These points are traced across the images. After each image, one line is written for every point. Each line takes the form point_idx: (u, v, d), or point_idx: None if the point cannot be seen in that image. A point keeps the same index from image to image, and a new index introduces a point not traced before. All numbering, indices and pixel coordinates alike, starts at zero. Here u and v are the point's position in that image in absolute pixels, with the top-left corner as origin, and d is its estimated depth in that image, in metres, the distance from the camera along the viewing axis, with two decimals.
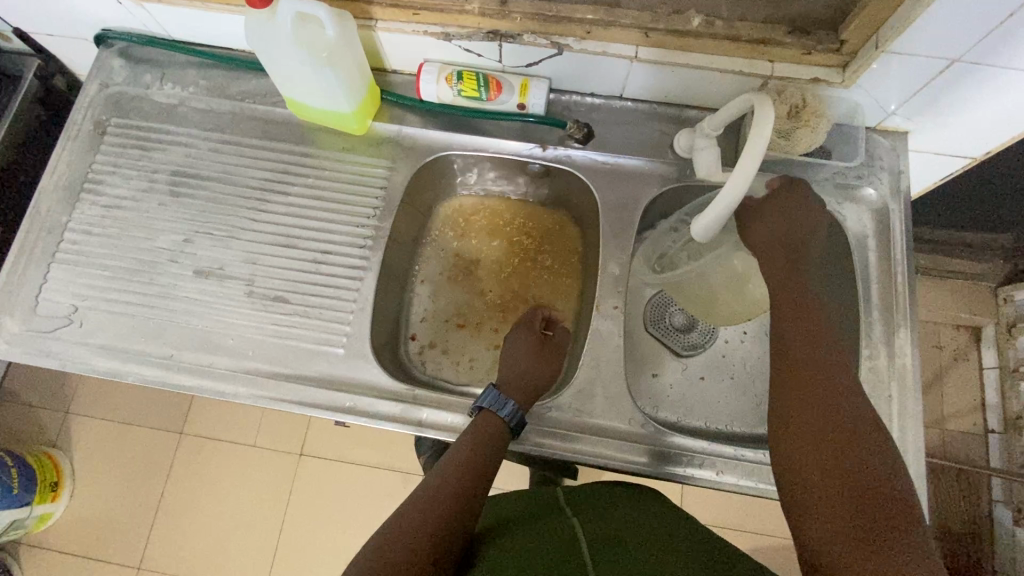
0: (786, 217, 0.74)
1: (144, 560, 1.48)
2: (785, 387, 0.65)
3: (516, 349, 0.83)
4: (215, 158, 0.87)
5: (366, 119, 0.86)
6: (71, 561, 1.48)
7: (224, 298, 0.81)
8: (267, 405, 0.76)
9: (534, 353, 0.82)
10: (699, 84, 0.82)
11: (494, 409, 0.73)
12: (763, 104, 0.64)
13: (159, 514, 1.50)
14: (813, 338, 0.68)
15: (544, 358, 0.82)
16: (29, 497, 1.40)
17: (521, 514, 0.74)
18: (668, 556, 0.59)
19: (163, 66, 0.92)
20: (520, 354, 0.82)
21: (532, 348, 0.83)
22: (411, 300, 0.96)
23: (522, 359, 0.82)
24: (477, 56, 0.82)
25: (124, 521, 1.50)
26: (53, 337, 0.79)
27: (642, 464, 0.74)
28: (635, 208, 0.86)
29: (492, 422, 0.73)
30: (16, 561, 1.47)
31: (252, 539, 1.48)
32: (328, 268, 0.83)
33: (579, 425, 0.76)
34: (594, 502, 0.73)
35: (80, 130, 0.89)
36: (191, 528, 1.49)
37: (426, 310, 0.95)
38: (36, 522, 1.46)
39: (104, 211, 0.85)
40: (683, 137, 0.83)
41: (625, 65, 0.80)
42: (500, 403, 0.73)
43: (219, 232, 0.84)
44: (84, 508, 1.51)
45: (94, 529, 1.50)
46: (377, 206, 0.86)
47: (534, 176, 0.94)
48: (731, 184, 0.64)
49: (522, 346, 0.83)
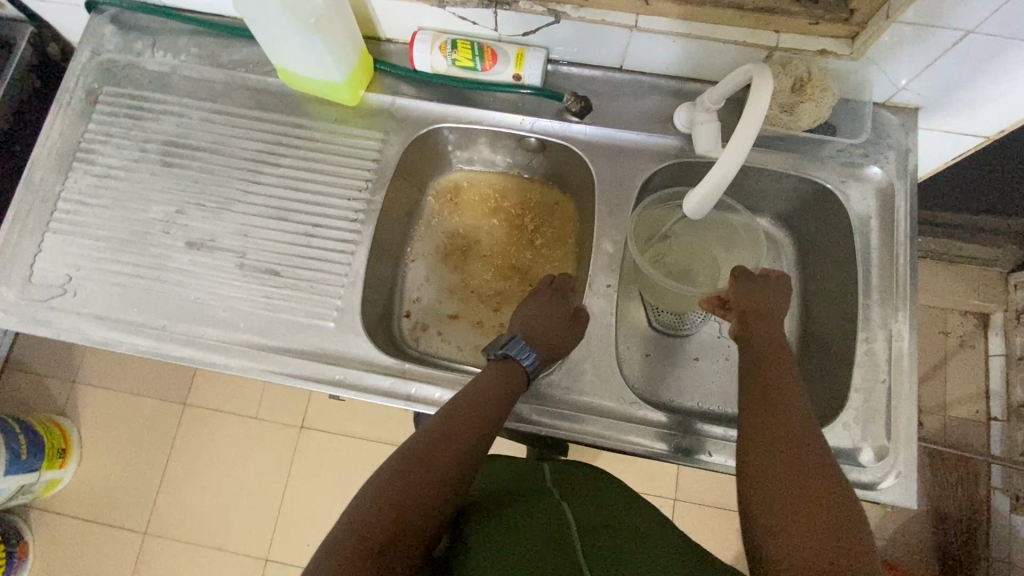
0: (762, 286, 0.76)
1: (149, 526, 1.52)
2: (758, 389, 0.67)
3: (544, 304, 0.79)
4: (207, 128, 0.86)
5: (359, 90, 0.84)
6: (79, 524, 1.52)
7: (217, 269, 0.81)
8: (258, 376, 0.77)
9: (560, 319, 0.77)
10: (701, 56, 0.79)
11: (518, 357, 0.73)
12: (762, 75, 0.62)
13: (164, 481, 1.54)
14: (782, 363, 0.68)
15: (565, 331, 0.76)
16: (37, 463, 1.43)
17: (502, 486, 0.73)
18: (646, 550, 0.59)
19: (155, 33, 0.90)
20: (547, 311, 0.78)
21: (558, 314, 0.77)
22: (406, 276, 0.95)
23: (549, 319, 0.77)
24: (472, 24, 0.80)
25: (130, 489, 1.53)
26: (48, 306, 0.80)
27: (629, 444, 0.74)
28: (631, 184, 0.84)
29: (513, 367, 0.72)
30: (26, 524, 1.52)
31: (254, 508, 1.52)
32: (320, 241, 0.82)
33: (569, 402, 0.76)
34: (578, 485, 0.72)
35: (72, 98, 0.88)
36: (195, 497, 1.53)
37: (421, 286, 0.95)
38: (45, 487, 1.50)
39: (97, 181, 0.85)
40: (682, 113, 0.80)
41: (625, 35, 0.77)
42: (524, 353, 0.73)
43: (210, 204, 0.84)
44: (92, 474, 1.55)
45: (101, 495, 1.54)
46: (369, 179, 0.85)
47: (530, 150, 0.92)
48: (727, 154, 0.62)
49: (548, 306, 0.78)
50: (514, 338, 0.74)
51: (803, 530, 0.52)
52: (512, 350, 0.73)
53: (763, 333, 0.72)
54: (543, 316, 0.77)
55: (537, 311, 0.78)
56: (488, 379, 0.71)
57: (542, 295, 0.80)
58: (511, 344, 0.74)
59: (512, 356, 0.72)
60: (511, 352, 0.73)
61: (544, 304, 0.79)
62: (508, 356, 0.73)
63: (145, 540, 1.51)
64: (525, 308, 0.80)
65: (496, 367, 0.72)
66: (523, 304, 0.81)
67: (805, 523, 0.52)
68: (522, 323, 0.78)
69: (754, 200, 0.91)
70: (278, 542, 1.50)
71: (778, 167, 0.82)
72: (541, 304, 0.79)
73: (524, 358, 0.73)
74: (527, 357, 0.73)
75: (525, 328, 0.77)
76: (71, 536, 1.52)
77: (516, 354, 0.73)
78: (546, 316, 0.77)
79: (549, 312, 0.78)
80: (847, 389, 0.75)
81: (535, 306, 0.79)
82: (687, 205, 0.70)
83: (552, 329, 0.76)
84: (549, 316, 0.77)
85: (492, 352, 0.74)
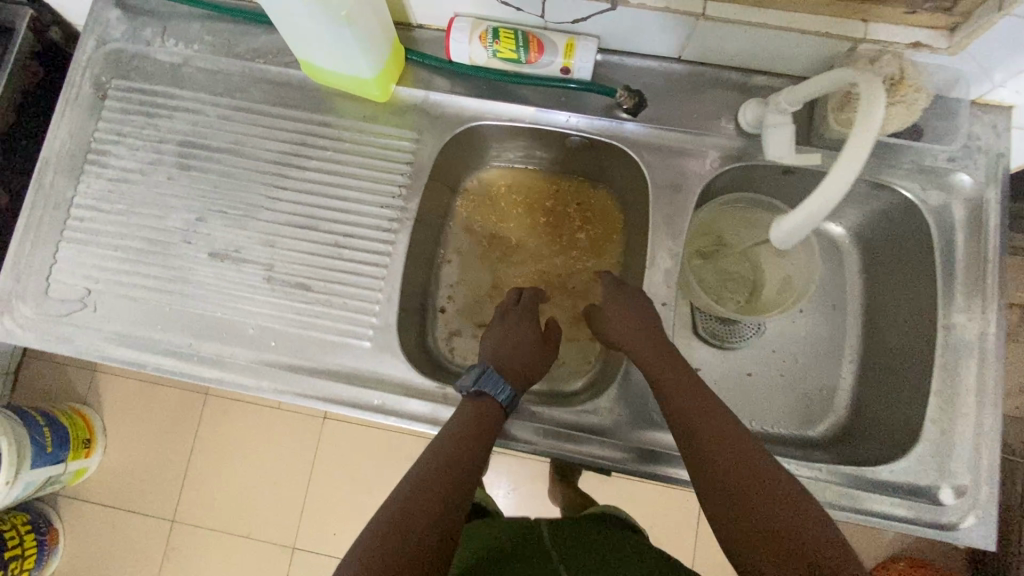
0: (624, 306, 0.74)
1: (177, 513, 1.52)
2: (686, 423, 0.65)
3: (516, 328, 0.79)
4: (226, 127, 0.79)
5: (389, 84, 0.76)
6: (108, 512, 1.53)
7: (243, 283, 0.76)
8: (292, 400, 0.73)
9: (535, 343, 0.78)
10: (773, 47, 0.70)
11: (491, 393, 0.70)
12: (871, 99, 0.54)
13: (189, 471, 1.54)
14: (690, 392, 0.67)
15: (542, 355, 0.78)
16: (63, 454, 1.43)
17: (507, 549, 0.72)
18: None
19: (165, 18, 0.82)
20: (520, 335, 0.78)
21: (533, 338, 0.78)
22: (441, 274, 0.90)
23: (522, 343, 0.77)
24: (517, 10, 0.71)
25: (155, 479, 1.54)
26: (67, 322, 0.76)
27: (627, 463, 0.72)
28: (689, 191, 0.76)
29: (486, 404, 0.69)
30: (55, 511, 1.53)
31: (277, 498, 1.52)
32: (350, 253, 0.77)
33: (623, 434, 0.72)
34: (581, 544, 0.72)
35: (80, 93, 0.81)
36: (219, 488, 1.53)
37: (457, 284, 0.90)
38: (72, 476, 1.50)
39: (111, 185, 0.79)
40: (749, 109, 0.72)
41: (689, 23, 0.69)
42: (497, 386, 0.70)
43: (233, 212, 0.78)
44: (119, 462, 1.55)
45: (126, 484, 1.54)
46: (401, 184, 0.78)
47: (573, 149, 0.84)
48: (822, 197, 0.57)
49: (521, 330, 0.79)
50: (484, 370, 0.71)
51: (782, 553, 0.53)
52: (482, 384, 0.70)
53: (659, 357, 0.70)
54: (516, 342, 0.77)
55: (509, 337, 0.78)
56: (472, 415, 0.68)
57: (513, 317, 0.80)
58: (480, 378, 0.71)
59: (485, 392, 0.69)
60: (482, 388, 0.70)
61: (514, 328, 0.79)
62: (481, 391, 0.70)
63: (173, 528, 1.52)
64: (495, 331, 0.79)
65: (471, 405, 0.69)
66: (494, 324, 0.80)
67: (782, 545, 0.53)
68: (493, 350, 0.77)
69: None
70: (305, 532, 1.50)
71: (852, 172, 0.74)
72: (513, 329, 0.79)
73: (496, 392, 0.70)
74: (499, 390, 0.70)
75: (498, 358, 0.75)
76: (99, 524, 1.53)
77: (489, 390, 0.70)
78: (520, 340, 0.77)
79: (524, 337, 0.78)
80: (921, 419, 0.70)
81: (505, 331, 0.79)
82: (776, 236, 0.64)
83: (528, 354, 0.77)
84: (522, 342, 0.77)
85: (463, 388, 0.70)
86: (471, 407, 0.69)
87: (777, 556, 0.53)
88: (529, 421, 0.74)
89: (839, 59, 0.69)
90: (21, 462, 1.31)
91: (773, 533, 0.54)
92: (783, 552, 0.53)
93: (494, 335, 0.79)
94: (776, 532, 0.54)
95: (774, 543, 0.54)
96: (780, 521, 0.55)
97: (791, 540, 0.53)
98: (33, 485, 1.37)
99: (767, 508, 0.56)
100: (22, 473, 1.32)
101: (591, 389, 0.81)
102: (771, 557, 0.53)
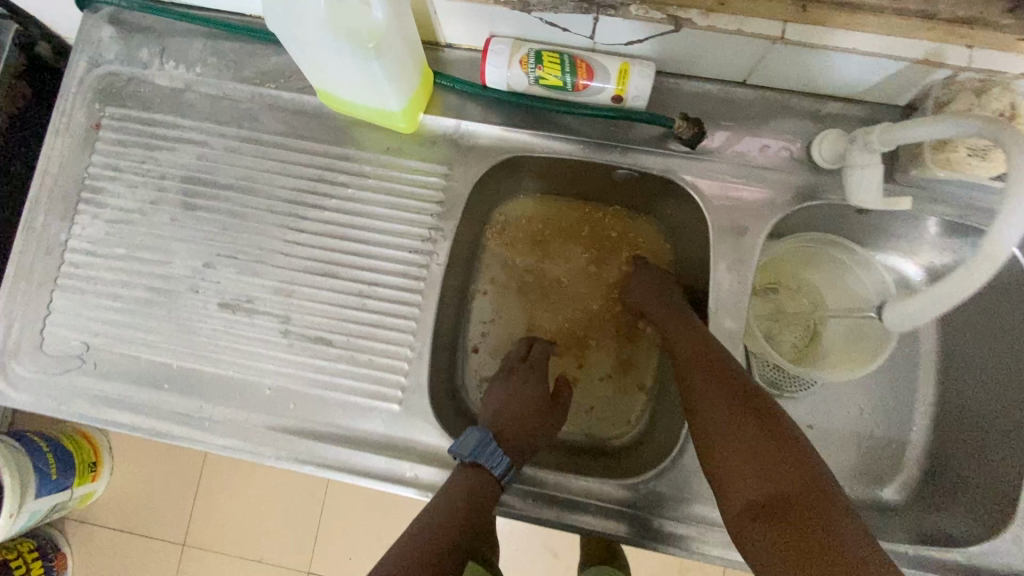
0: (652, 284, 0.75)
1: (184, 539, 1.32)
2: (710, 397, 0.61)
3: (521, 390, 0.73)
4: (234, 161, 0.71)
5: (417, 114, 0.68)
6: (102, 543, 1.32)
7: (257, 338, 0.69)
8: (312, 472, 0.66)
9: (540, 408, 0.72)
10: (858, 71, 0.61)
11: (488, 465, 0.63)
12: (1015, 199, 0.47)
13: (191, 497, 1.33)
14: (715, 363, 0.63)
15: (547, 423, 0.72)
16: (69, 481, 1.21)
17: None
18: None
19: (162, 35, 0.73)
20: (524, 397, 0.72)
21: (538, 402, 0.72)
22: (473, 305, 0.82)
23: (527, 409, 0.71)
24: (563, 31, 0.62)
25: (155, 504, 1.33)
26: (66, 381, 0.69)
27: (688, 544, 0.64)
28: (756, 233, 0.68)
29: (483, 477, 0.63)
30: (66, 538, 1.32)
31: (290, 518, 1.32)
32: (375, 303, 0.69)
33: (682, 512, 0.64)
34: None
35: (72, 124, 0.73)
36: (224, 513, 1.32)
37: (490, 321, 0.82)
38: (78, 500, 1.30)
39: (108, 226, 0.71)
40: (827, 141, 0.64)
41: (764, 47, 0.60)
42: (494, 458, 0.63)
43: (245, 258, 0.70)
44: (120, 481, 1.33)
45: (128, 509, 1.33)
46: (430, 225, 0.70)
47: (619, 181, 0.76)
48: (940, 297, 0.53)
49: (527, 393, 0.73)
50: (482, 438, 0.65)
51: (758, 481, 0.54)
52: (476, 453, 0.63)
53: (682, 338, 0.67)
54: (521, 408, 0.71)
55: (513, 399, 0.72)
56: (461, 488, 0.62)
57: (519, 375, 0.74)
58: (474, 446, 0.64)
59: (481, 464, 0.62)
60: (477, 459, 0.63)
61: (519, 388, 0.73)
62: (477, 462, 0.63)
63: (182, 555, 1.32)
64: (499, 388, 0.74)
65: (464, 476, 0.63)
66: (496, 383, 0.75)
67: (759, 473, 0.55)
68: (494, 412, 0.71)
69: (891, 241, 0.75)
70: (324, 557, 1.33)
71: (938, 214, 0.66)
72: (518, 391, 0.73)
73: (493, 464, 0.63)
74: (496, 460, 0.63)
75: (499, 423, 0.70)
76: (99, 560, 1.32)
77: (486, 461, 0.63)
78: (525, 405, 0.72)
79: (529, 401, 0.72)
80: (1016, 496, 0.63)
81: (509, 391, 0.73)
82: (888, 322, 0.60)
83: (531, 422, 0.71)
84: (527, 407, 0.72)
85: (459, 455, 0.64)
86: (460, 479, 0.63)
87: (753, 484, 0.55)
88: (583, 501, 0.65)
89: (934, 86, 0.60)
90: (24, 492, 1.13)
91: (751, 462, 0.55)
92: (760, 481, 0.54)
93: (496, 395, 0.73)
94: (755, 463, 0.55)
95: (751, 471, 0.55)
96: (761, 453, 0.55)
97: (769, 470, 0.54)
98: (39, 514, 1.19)
99: (751, 440, 0.57)
100: (26, 504, 1.14)
101: (643, 446, 0.74)
102: (746, 483, 0.55)
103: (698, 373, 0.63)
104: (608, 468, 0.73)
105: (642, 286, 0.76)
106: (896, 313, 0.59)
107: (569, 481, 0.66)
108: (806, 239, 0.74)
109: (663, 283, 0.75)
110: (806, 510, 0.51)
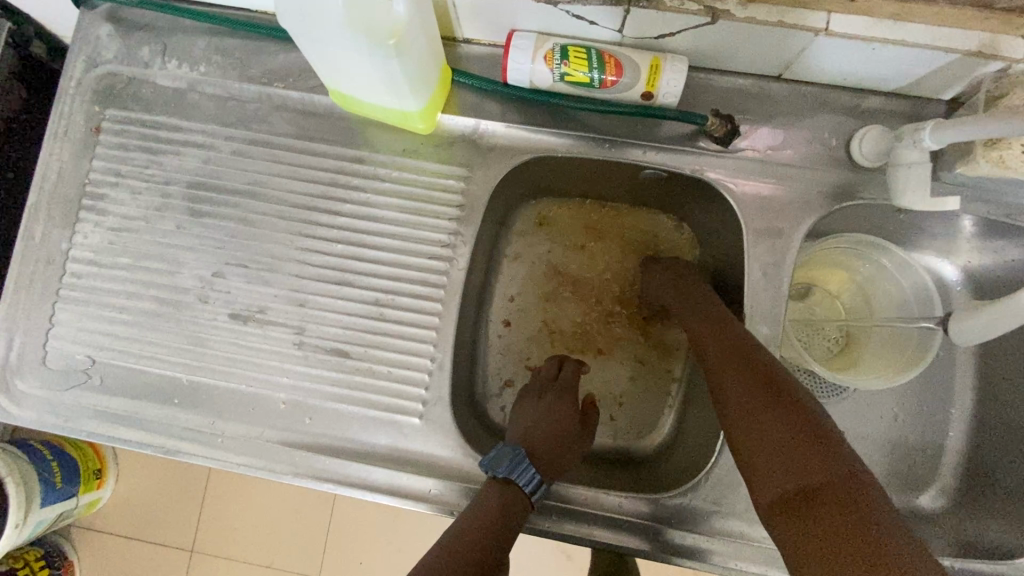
0: (672, 278, 0.72)
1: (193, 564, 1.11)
2: (737, 389, 0.56)
3: (553, 409, 0.69)
4: (241, 165, 0.68)
5: (434, 116, 0.65)
6: (97, 564, 1.12)
7: (273, 351, 0.66)
8: (332, 489, 0.64)
9: (572, 429, 0.69)
10: (905, 66, 0.58)
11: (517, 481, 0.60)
12: None
13: (202, 520, 1.12)
14: (737, 354, 0.58)
15: (579, 438, 0.69)
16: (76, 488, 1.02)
17: None
18: None
19: (164, 34, 0.69)
20: (557, 415, 0.69)
21: (570, 421, 0.69)
22: (489, 311, 0.79)
23: (558, 429, 0.68)
24: (589, 25, 0.58)
25: (166, 502, 1.12)
26: (73, 399, 0.67)
27: (722, 557, 0.61)
28: (791, 234, 0.64)
29: (512, 494, 0.59)
30: (71, 544, 1.13)
31: (314, 528, 1.10)
32: (393, 313, 0.66)
33: (715, 528, 0.61)
34: None
35: (70, 127, 0.70)
36: (245, 517, 1.11)
37: (507, 327, 0.79)
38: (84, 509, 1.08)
39: (111, 234, 0.68)
40: (869, 138, 0.61)
41: (807, 41, 0.56)
42: (526, 475, 0.61)
43: (255, 266, 0.67)
44: (130, 492, 1.12)
45: (136, 514, 1.12)
46: (449, 231, 0.67)
47: (644, 181, 0.72)
48: None
49: (557, 412, 0.69)
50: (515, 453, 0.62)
51: (785, 473, 0.48)
52: (506, 465, 0.61)
53: (705, 332, 0.63)
54: (551, 428, 0.68)
55: (546, 419, 0.69)
56: (497, 501, 0.59)
57: (551, 395, 0.71)
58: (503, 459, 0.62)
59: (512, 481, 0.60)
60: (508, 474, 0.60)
61: (550, 409, 0.69)
62: (508, 478, 0.61)
63: (192, 560, 1.11)
64: (529, 411, 0.70)
65: (494, 490, 0.60)
66: (526, 403, 0.71)
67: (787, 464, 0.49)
68: (523, 430, 0.68)
69: (927, 241, 0.72)
70: None
71: (979, 214, 0.63)
72: (548, 412, 0.69)
73: (523, 481, 0.60)
74: (526, 477, 0.60)
75: (533, 440, 0.67)
76: None
77: (518, 477, 0.60)
78: (557, 423, 0.68)
79: (561, 417, 0.69)
80: None
81: (541, 411, 0.70)
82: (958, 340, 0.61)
83: (563, 439, 0.67)
84: (557, 423, 0.68)
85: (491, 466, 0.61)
86: (492, 495, 0.59)
87: (780, 478, 0.49)
88: (602, 516, 0.62)
89: (985, 79, 0.57)
90: (31, 500, 0.94)
91: (780, 453, 0.49)
92: (792, 474, 0.48)
93: (530, 412, 0.70)
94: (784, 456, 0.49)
95: (778, 464, 0.49)
96: (791, 445, 0.49)
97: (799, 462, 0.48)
98: (44, 524, 0.99)
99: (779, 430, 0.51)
100: (32, 514, 0.95)
101: (667, 458, 0.72)
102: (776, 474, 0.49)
103: (722, 364, 0.59)
104: (635, 478, 0.70)
105: (663, 278, 0.73)
106: (961, 328, 0.61)
107: (596, 497, 0.63)
108: (846, 240, 0.71)
109: (688, 276, 0.72)
110: (838, 504, 0.44)
